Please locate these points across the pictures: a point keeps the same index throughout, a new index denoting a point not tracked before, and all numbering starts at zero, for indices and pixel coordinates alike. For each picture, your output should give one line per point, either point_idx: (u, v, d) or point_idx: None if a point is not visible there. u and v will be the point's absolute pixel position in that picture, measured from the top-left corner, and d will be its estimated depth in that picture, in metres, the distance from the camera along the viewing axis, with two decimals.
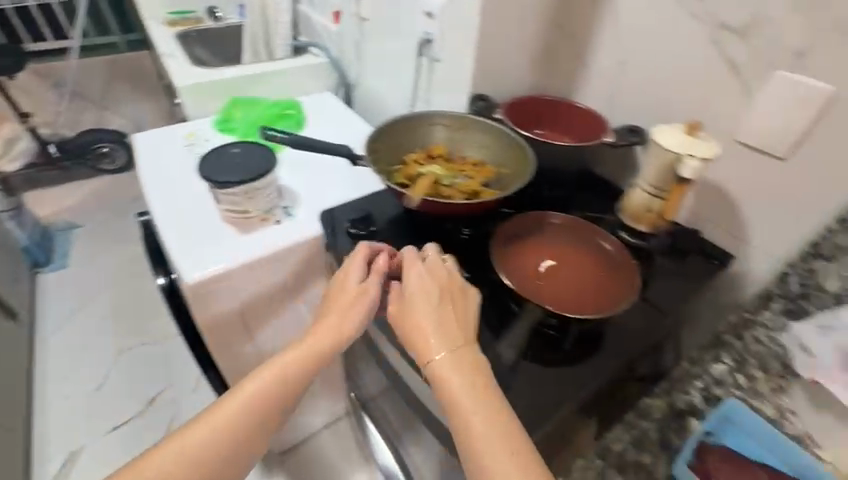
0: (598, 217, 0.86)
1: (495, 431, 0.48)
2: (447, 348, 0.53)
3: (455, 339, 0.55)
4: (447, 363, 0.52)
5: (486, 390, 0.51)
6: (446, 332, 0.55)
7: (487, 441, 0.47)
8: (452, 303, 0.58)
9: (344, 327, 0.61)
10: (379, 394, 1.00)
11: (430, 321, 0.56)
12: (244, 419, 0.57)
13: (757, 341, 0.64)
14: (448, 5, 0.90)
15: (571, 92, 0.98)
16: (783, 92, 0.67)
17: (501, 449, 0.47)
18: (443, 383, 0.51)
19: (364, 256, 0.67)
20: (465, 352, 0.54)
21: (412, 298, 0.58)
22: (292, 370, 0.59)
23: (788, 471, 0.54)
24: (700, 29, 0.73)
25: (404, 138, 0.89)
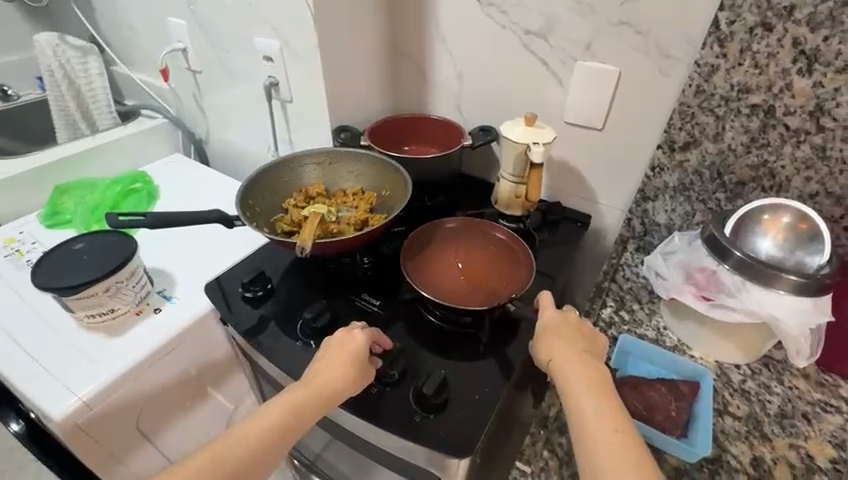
0: (479, 211, 0.94)
1: (621, 443, 0.47)
2: (578, 361, 0.55)
3: (582, 356, 0.56)
4: (576, 374, 0.54)
5: (609, 402, 0.51)
6: (574, 352, 0.56)
7: (617, 446, 0.47)
8: (581, 328, 0.61)
9: (337, 384, 0.59)
10: (325, 449, 0.94)
11: (557, 342, 0.58)
12: (227, 462, 0.53)
13: (625, 279, 0.82)
14: (285, 48, 0.90)
15: (423, 106, 1.06)
16: (585, 77, 0.81)
17: (625, 455, 0.46)
18: (575, 391, 0.52)
19: (371, 333, 0.64)
20: (593, 367, 0.55)
21: (545, 329, 0.61)
22: (285, 417, 0.56)
23: (676, 376, 0.66)
24: (511, 36, 0.85)
25: (277, 186, 0.86)
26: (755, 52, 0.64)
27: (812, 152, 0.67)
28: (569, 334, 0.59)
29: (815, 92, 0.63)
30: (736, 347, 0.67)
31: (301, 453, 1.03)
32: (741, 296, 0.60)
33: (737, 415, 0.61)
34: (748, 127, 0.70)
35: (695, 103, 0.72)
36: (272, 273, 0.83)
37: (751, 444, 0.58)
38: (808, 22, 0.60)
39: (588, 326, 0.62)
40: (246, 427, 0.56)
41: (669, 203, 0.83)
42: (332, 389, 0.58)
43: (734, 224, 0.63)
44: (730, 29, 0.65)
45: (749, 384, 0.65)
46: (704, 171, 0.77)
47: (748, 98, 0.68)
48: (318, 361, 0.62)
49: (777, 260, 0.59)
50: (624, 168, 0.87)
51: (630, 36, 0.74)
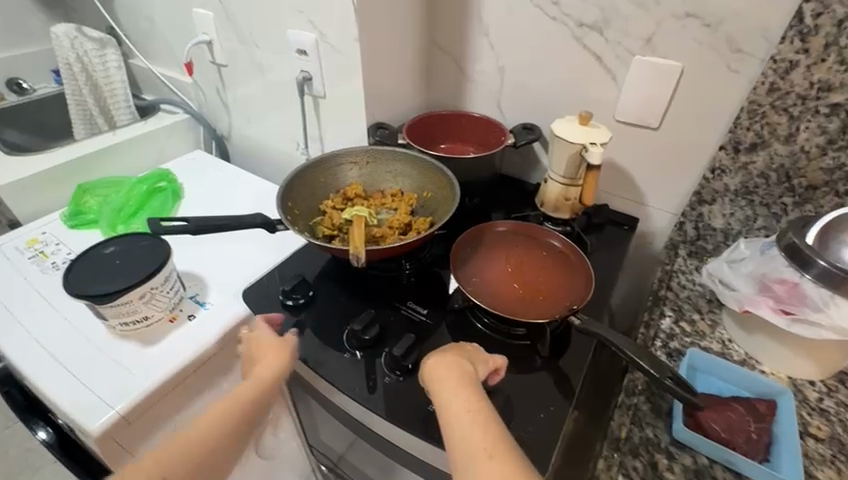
0: (522, 213, 0.90)
1: (475, 425, 0.45)
2: (447, 364, 0.54)
3: (450, 356, 0.55)
4: (443, 373, 0.53)
5: (470, 394, 0.49)
6: (440, 356, 0.55)
7: (471, 429, 0.45)
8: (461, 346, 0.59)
9: (278, 364, 0.62)
10: (351, 453, 0.89)
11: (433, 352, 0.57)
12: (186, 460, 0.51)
13: (681, 287, 0.78)
14: (320, 41, 0.86)
15: (460, 103, 1.01)
16: (642, 73, 0.76)
17: (479, 437, 0.44)
18: (439, 388, 0.51)
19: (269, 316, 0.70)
20: (461, 365, 0.54)
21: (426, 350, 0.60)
22: (235, 408, 0.57)
23: (750, 394, 0.62)
24: (562, 29, 0.80)
25: (313, 187, 0.82)
26: (842, 47, 0.60)
27: None
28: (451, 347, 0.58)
29: None
30: (814, 365, 0.62)
31: (327, 455, 0.99)
32: (829, 312, 0.56)
33: (819, 437, 0.57)
34: (827, 128, 0.65)
35: (767, 102, 0.67)
36: (310, 280, 0.79)
37: (839, 469, 0.54)
38: None
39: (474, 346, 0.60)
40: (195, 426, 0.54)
41: (729, 207, 0.78)
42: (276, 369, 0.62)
43: (818, 231, 0.59)
44: (815, 22, 0.60)
45: (826, 402, 0.61)
46: (771, 174, 0.72)
47: (830, 97, 0.63)
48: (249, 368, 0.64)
49: None
50: (679, 168, 0.82)
51: (698, 29, 0.69)
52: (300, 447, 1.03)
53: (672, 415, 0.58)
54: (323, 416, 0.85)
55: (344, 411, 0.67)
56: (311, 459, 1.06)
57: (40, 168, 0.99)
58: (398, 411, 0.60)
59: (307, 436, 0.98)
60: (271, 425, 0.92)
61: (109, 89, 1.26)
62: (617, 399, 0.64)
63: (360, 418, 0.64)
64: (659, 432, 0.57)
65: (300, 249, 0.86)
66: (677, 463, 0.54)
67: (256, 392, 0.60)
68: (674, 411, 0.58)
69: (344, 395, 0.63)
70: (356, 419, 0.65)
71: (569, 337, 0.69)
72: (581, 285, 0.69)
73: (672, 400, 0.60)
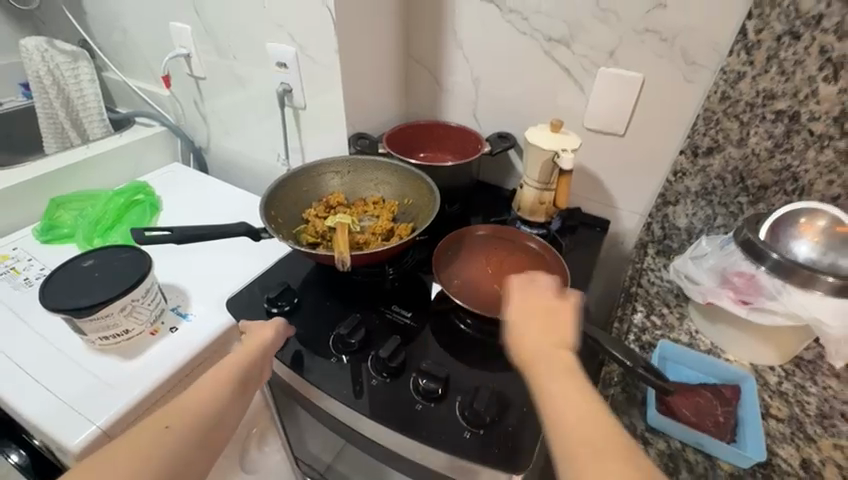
0: (500, 219, 0.93)
1: (576, 417, 0.41)
2: (554, 356, 0.47)
3: (540, 330, 0.49)
4: (531, 354, 0.48)
5: (578, 391, 0.43)
6: (545, 334, 0.49)
7: (566, 415, 0.42)
8: (554, 313, 0.51)
9: (273, 335, 0.64)
10: (338, 461, 0.89)
11: (536, 323, 0.50)
12: (187, 421, 0.51)
13: (651, 283, 0.82)
14: (301, 54, 0.88)
15: (438, 113, 1.04)
16: (607, 84, 0.82)
17: (578, 429, 0.41)
18: (532, 368, 0.47)
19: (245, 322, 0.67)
20: (563, 354, 0.47)
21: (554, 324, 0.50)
22: (234, 373, 0.58)
23: (716, 380, 0.66)
24: (532, 43, 0.85)
25: (295, 196, 0.84)
26: (782, 59, 0.66)
27: (836, 157, 0.68)
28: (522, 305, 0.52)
29: (840, 97, 0.65)
30: (772, 351, 0.67)
31: (313, 465, 0.98)
32: (782, 299, 0.61)
33: (779, 417, 0.62)
34: (772, 132, 0.71)
35: (720, 110, 0.73)
36: (294, 287, 0.80)
37: (798, 446, 0.58)
38: (835, 31, 0.61)
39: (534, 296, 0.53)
40: (197, 391, 0.55)
41: (690, 207, 0.84)
42: (268, 342, 0.63)
43: (769, 227, 0.65)
44: (758, 37, 0.66)
45: (785, 385, 0.66)
46: (726, 176, 0.78)
47: (774, 104, 0.69)
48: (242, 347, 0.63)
49: (816, 263, 0.60)
50: (644, 171, 0.87)
51: (655, 43, 0.75)
52: (286, 460, 1.02)
53: (646, 402, 0.61)
54: (308, 425, 0.85)
55: (332, 416, 0.67)
56: (298, 471, 1.05)
57: (11, 182, 0.96)
58: (387, 411, 0.61)
59: (292, 448, 0.98)
60: (256, 439, 0.92)
61: (81, 102, 1.24)
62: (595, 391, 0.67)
63: (349, 421, 0.64)
64: (635, 419, 0.60)
65: (283, 258, 0.87)
66: (653, 447, 0.57)
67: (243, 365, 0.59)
68: (647, 398, 0.61)
69: (332, 399, 0.64)
70: (344, 423, 0.66)
71: None
72: (558, 283, 0.72)
73: (645, 389, 0.63)
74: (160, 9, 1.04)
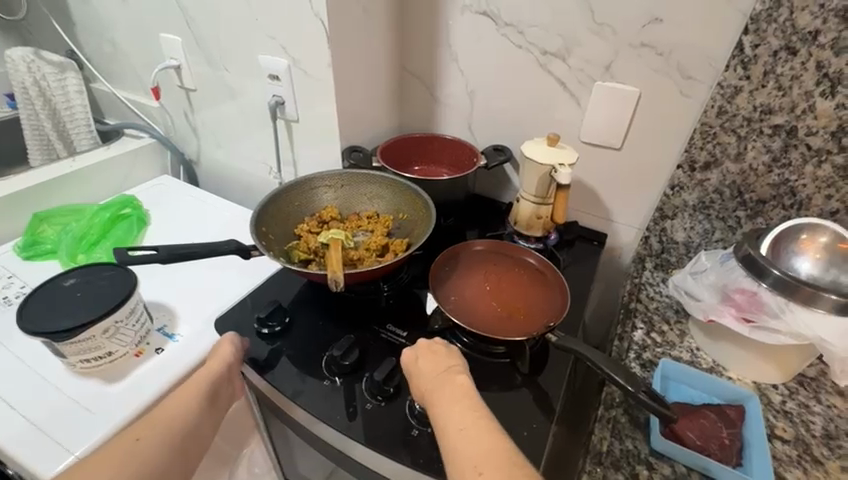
0: (496, 232, 0.92)
1: (469, 435, 0.46)
2: (447, 401, 0.51)
3: (438, 381, 0.54)
4: (441, 403, 0.51)
5: (467, 414, 0.49)
6: (435, 371, 0.56)
7: (465, 449, 0.45)
8: (441, 356, 0.58)
9: (237, 350, 0.68)
10: None
11: (424, 364, 0.57)
12: (158, 434, 0.57)
13: (650, 299, 0.81)
14: (293, 66, 0.86)
15: (433, 126, 1.03)
16: (603, 98, 0.81)
17: (468, 447, 0.45)
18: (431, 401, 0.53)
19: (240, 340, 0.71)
20: (455, 388, 0.53)
21: (417, 367, 0.57)
22: (202, 389, 0.63)
23: (720, 400, 0.65)
24: (527, 56, 0.85)
25: (287, 209, 0.81)
26: (779, 74, 0.65)
27: (834, 172, 0.68)
28: (425, 351, 0.59)
29: (838, 113, 0.64)
30: (775, 369, 0.66)
31: None
32: (785, 317, 0.59)
33: (785, 438, 0.60)
34: (770, 147, 0.71)
35: (717, 124, 0.73)
36: (286, 305, 0.77)
37: (805, 469, 0.57)
38: (832, 47, 0.61)
39: (450, 353, 0.59)
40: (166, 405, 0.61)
41: (688, 221, 0.83)
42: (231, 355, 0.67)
43: (771, 242, 0.64)
44: (755, 52, 0.66)
45: (789, 404, 0.65)
46: (724, 190, 0.77)
47: (771, 119, 0.69)
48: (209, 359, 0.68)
49: (818, 279, 0.59)
50: (641, 184, 0.86)
51: (652, 58, 0.74)
52: None
53: (649, 427, 0.60)
54: (301, 449, 0.82)
55: (325, 442, 0.65)
56: None
57: None
58: (382, 438, 0.59)
59: (283, 471, 0.94)
60: (244, 463, 0.88)
61: (68, 113, 1.22)
62: (596, 413, 0.65)
63: (342, 448, 0.62)
64: (639, 443, 0.58)
65: (276, 274, 0.84)
66: (657, 473, 0.56)
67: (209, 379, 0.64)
68: (650, 422, 0.60)
69: (325, 425, 0.61)
70: (337, 448, 0.63)
71: (547, 356, 0.70)
72: (559, 301, 0.70)
73: (648, 412, 0.61)
74: (150, 21, 1.03)
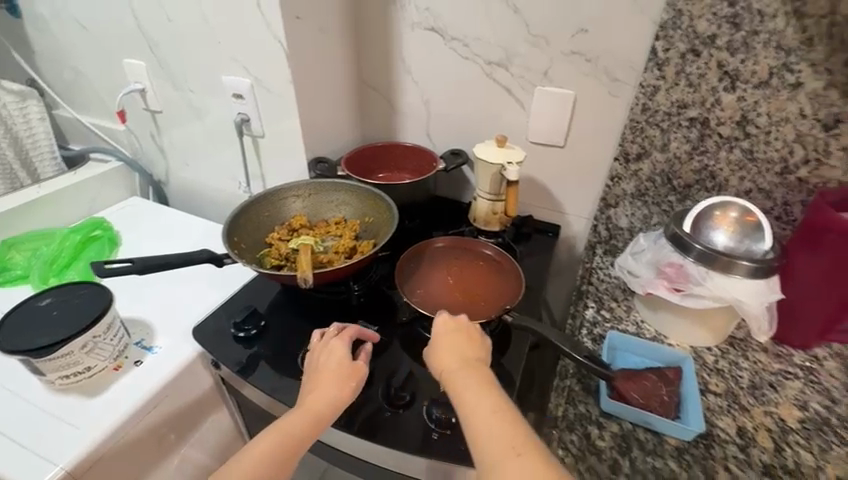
0: (457, 230, 0.98)
1: (499, 421, 0.51)
2: (473, 381, 0.56)
3: (469, 365, 0.59)
4: (465, 383, 0.56)
5: (496, 399, 0.54)
6: (467, 354, 0.61)
7: (492, 430, 0.50)
8: (475, 341, 0.64)
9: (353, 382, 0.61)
10: None
11: (466, 349, 0.62)
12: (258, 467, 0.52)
13: (600, 281, 0.89)
14: (256, 85, 0.91)
15: (394, 135, 1.09)
16: (544, 102, 0.89)
17: (495, 428, 0.50)
18: (453, 379, 0.58)
19: (356, 328, 0.69)
20: (483, 375, 0.58)
21: (447, 343, 0.63)
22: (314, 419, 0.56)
23: (661, 364, 0.72)
24: (474, 66, 0.92)
25: (259, 217, 0.86)
26: (688, 73, 0.75)
27: (742, 156, 0.78)
28: (466, 336, 0.64)
29: (739, 105, 0.74)
30: (706, 332, 0.74)
31: None
32: (706, 285, 0.67)
33: (717, 392, 0.68)
34: (689, 137, 0.80)
35: (642, 119, 0.81)
36: (262, 310, 0.81)
37: (734, 415, 0.65)
38: (728, 48, 0.70)
39: (478, 339, 0.64)
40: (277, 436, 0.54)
41: (629, 208, 0.91)
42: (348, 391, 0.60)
43: (692, 221, 0.71)
44: (666, 55, 0.75)
45: (721, 363, 0.73)
46: (655, 178, 0.86)
47: (686, 112, 0.78)
48: (319, 375, 0.62)
49: (731, 249, 0.67)
50: (585, 177, 0.95)
51: (582, 63, 0.83)
52: None
53: (599, 392, 0.66)
54: None
55: None
56: None
57: None
58: (359, 423, 0.63)
59: None
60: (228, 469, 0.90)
61: (31, 141, 1.22)
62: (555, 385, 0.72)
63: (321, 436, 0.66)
64: (591, 406, 0.65)
65: (251, 282, 0.88)
66: (607, 430, 0.62)
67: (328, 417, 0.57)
68: (600, 387, 0.66)
69: None
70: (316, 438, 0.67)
71: (507, 338, 0.77)
72: (513, 288, 0.77)
73: (597, 379, 0.68)
74: (112, 47, 1.05)
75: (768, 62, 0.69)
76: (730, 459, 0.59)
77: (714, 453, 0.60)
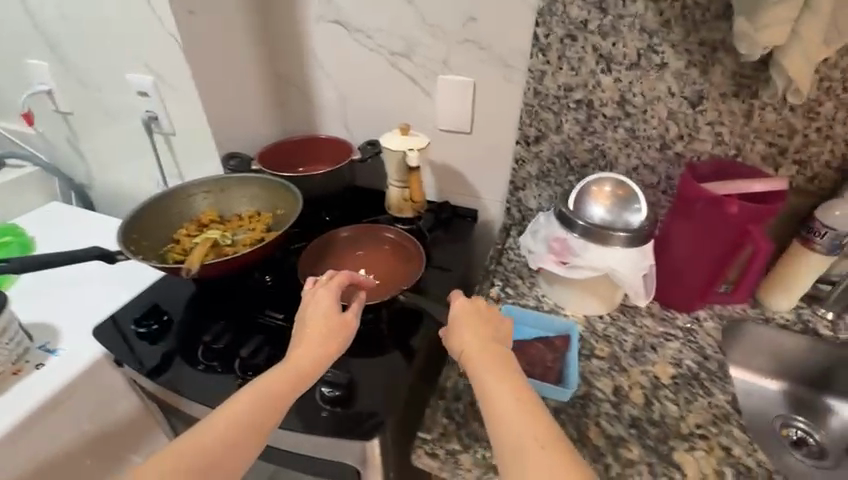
0: (374, 219, 1.00)
1: (527, 414, 0.52)
2: (497, 368, 0.57)
3: (489, 345, 0.60)
4: (487, 371, 0.57)
5: (522, 390, 0.55)
6: (485, 336, 0.61)
7: (519, 425, 0.51)
8: (494, 322, 0.64)
9: (336, 332, 0.63)
10: None
11: (483, 331, 0.62)
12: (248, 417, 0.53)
13: (509, 260, 0.92)
14: (159, 82, 0.90)
15: (313, 128, 1.10)
16: (447, 90, 0.92)
17: (523, 423, 0.51)
18: (475, 365, 0.58)
19: (346, 277, 0.69)
20: (506, 363, 0.58)
21: (466, 324, 0.63)
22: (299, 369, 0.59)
23: (551, 333, 0.76)
24: (379, 58, 0.94)
25: (168, 215, 0.86)
26: (569, 58, 0.79)
27: (626, 135, 0.82)
28: (481, 317, 0.64)
29: (617, 86, 0.78)
30: (597, 302, 0.79)
31: None
32: (585, 256, 0.72)
33: (601, 356, 0.72)
34: (579, 119, 0.84)
35: (535, 102, 0.85)
36: (168, 307, 0.81)
37: (613, 376, 0.69)
38: (600, 32, 0.75)
39: (498, 318, 0.65)
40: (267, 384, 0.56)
41: (536, 190, 0.95)
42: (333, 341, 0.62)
43: (574, 197, 0.75)
44: (547, 41, 0.78)
45: (610, 329, 0.77)
46: (555, 159, 0.90)
47: (573, 95, 0.82)
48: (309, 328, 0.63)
49: (606, 221, 0.72)
50: (493, 162, 0.98)
51: (477, 51, 0.86)
52: None
53: None
54: None
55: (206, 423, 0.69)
56: None
57: None
58: None
59: None
60: None
61: None
62: None
63: None
64: None
65: (162, 280, 0.87)
66: None
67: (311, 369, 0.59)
68: None
69: (202, 406, 0.66)
70: None
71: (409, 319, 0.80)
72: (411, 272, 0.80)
73: None
74: (14, 48, 1.03)
75: (635, 44, 0.74)
76: (602, 415, 0.63)
77: (589, 411, 0.64)
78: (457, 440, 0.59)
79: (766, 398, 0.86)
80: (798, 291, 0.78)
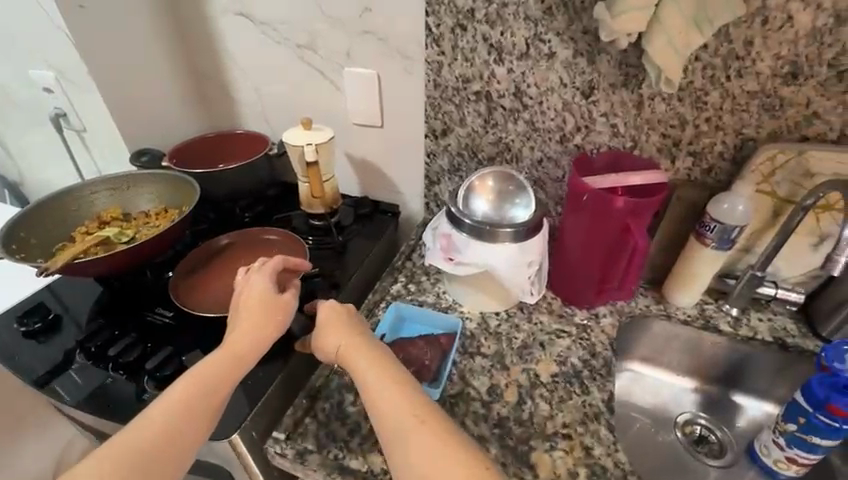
0: (288, 214, 0.98)
1: (401, 399, 0.51)
2: (367, 361, 0.56)
3: (358, 339, 0.58)
4: (363, 365, 0.55)
5: (398, 376, 0.54)
6: (352, 331, 0.60)
7: (398, 411, 0.50)
8: (353, 317, 0.62)
9: (277, 312, 0.61)
10: None
11: (347, 326, 0.60)
12: (182, 410, 0.51)
13: (419, 256, 0.89)
14: (61, 77, 0.89)
15: (235, 123, 1.09)
16: (352, 82, 0.90)
17: (400, 408, 0.50)
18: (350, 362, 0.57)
19: (280, 261, 0.66)
20: (380, 353, 0.57)
21: (336, 320, 0.61)
22: (233, 355, 0.57)
23: (440, 330, 0.75)
24: (286, 50, 0.92)
25: (68, 214, 0.86)
26: (462, 48, 0.77)
27: (527, 127, 0.80)
28: (347, 313, 0.63)
29: (510, 77, 0.76)
30: (491, 298, 0.76)
31: None
32: (466, 252, 0.71)
33: (485, 353, 0.71)
34: (480, 111, 0.82)
35: (436, 95, 0.83)
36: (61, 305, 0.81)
37: (491, 374, 0.68)
38: (486, 22, 0.73)
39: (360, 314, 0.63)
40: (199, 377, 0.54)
41: (450, 185, 0.93)
42: (272, 322, 0.60)
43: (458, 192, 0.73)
44: (439, 31, 0.77)
45: (503, 326, 0.75)
46: (463, 152, 0.87)
47: (471, 87, 0.80)
48: (242, 313, 0.61)
49: (484, 216, 0.70)
50: (408, 156, 0.96)
51: (376, 42, 0.84)
52: None
53: None
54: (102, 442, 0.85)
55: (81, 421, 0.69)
56: None
57: None
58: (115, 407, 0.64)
59: None
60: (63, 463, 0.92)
61: None
62: None
63: (88, 422, 0.66)
64: None
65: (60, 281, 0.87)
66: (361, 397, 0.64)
67: (248, 354, 0.58)
68: None
69: (69, 405, 0.65)
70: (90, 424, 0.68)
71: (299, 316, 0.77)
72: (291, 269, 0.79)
73: None
74: None
75: (522, 33, 0.72)
76: (469, 414, 0.62)
77: (456, 410, 0.63)
78: (313, 439, 0.59)
79: (672, 395, 0.83)
80: (698, 287, 0.76)
